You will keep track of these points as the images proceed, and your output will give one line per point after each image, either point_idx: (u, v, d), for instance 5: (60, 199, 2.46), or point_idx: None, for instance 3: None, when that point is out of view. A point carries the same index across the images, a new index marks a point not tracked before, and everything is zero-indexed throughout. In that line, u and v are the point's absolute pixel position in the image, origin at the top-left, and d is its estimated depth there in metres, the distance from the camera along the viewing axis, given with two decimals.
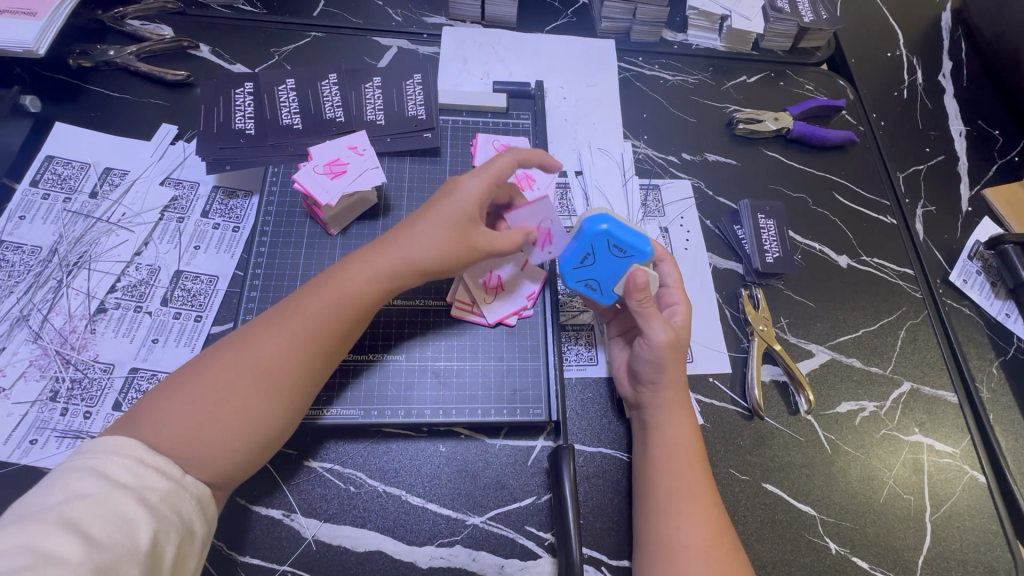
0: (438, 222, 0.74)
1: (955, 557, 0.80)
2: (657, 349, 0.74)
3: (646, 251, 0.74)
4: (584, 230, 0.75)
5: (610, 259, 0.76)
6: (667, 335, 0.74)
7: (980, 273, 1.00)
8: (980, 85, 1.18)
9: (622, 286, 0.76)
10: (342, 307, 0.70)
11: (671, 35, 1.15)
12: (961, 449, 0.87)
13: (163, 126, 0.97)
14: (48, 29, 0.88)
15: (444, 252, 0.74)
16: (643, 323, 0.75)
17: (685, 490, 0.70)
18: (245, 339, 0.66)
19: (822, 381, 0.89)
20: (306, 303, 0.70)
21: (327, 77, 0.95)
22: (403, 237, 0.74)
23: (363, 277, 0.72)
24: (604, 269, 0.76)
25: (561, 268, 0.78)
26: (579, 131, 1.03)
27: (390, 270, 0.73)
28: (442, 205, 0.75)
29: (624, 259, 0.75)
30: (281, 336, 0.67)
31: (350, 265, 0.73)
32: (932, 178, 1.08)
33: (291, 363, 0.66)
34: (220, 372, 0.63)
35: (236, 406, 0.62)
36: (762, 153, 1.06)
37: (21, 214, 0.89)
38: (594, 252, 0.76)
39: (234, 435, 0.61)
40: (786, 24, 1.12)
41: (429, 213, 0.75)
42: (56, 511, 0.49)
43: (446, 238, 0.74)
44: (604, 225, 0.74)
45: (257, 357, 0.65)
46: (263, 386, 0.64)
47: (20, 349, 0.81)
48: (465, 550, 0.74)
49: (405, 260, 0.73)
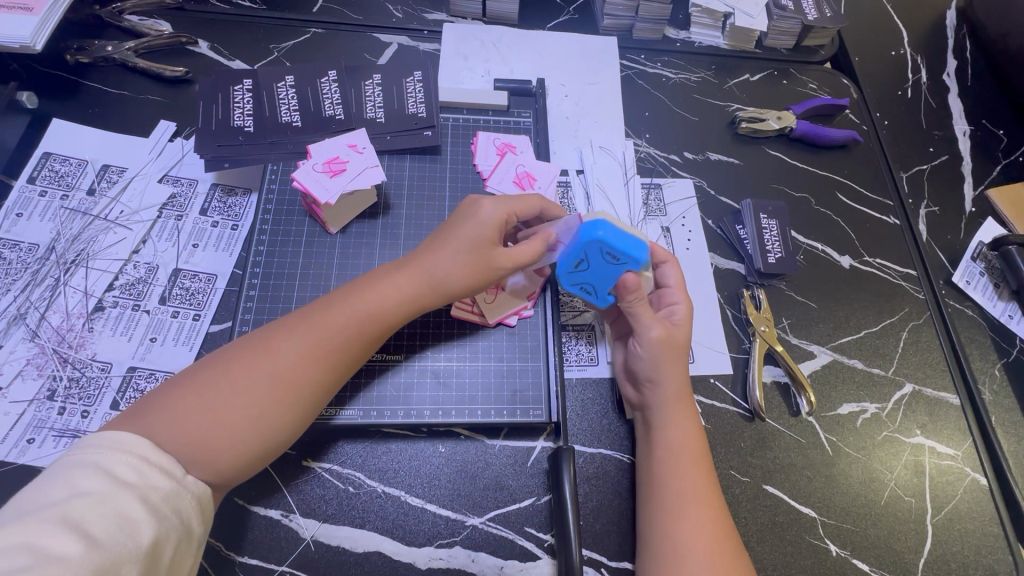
0: (459, 244, 0.74)
1: (955, 560, 0.80)
2: (651, 347, 0.75)
3: (640, 259, 0.71)
4: (579, 236, 0.71)
5: (604, 264, 0.73)
6: (660, 332, 0.75)
7: (983, 274, 0.99)
8: (984, 85, 1.17)
9: (618, 290, 0.75)
10: (361, 323, 0.70)
11: (674, 32, 1.14)
12: (963, 451, 0.86)
13: (161, 122, 0.96)
14: (44, 24, 0.88)
15: (469, 277, 0.73)
16: (635, 322, 0.76)
17: (688, 490, 0.69)
18: (266, 343, 0.66)
19: (824, 382, 0.88)
20: (327, 310, 0.69)
21: (326, 74, 0.94)
22: (426, 256, 0.74)
23: (386, 297, 0.72)
24: (599, 273, 0.74)
25: (557, 269, 0.76)
26: (580, 129, 1.03)
27: (412, 289, 0.73)
28: (462, 228, 0.75)
29: (619, 265, 0.72)
30: (302, 344, 0.66)
31: (374, 280, 0.73)
32: (936, 178, 1.08)
33: (308, 374, 0.65)
34: (236, 375, 0.63)
35: (246, 412, 0.61)
36: (764, 153, 1.05)
37: (19, 211, 0.88)
38: (587, 258, 0.73)
39: (239, 441, 0.61)
40: (790, 22, 1.11)
41: (450, 236, 0.75)
42: (58, 508, 0.49)
43: (468, 262, 0.73)
44: (597, 232, 0.71)
45: (275, 363, 0.64)
46: (277, 394, 0.63)
47: (18, 348, 0.81)
48: (464, 550, 0.74)
49: (427, 280, 0.73)
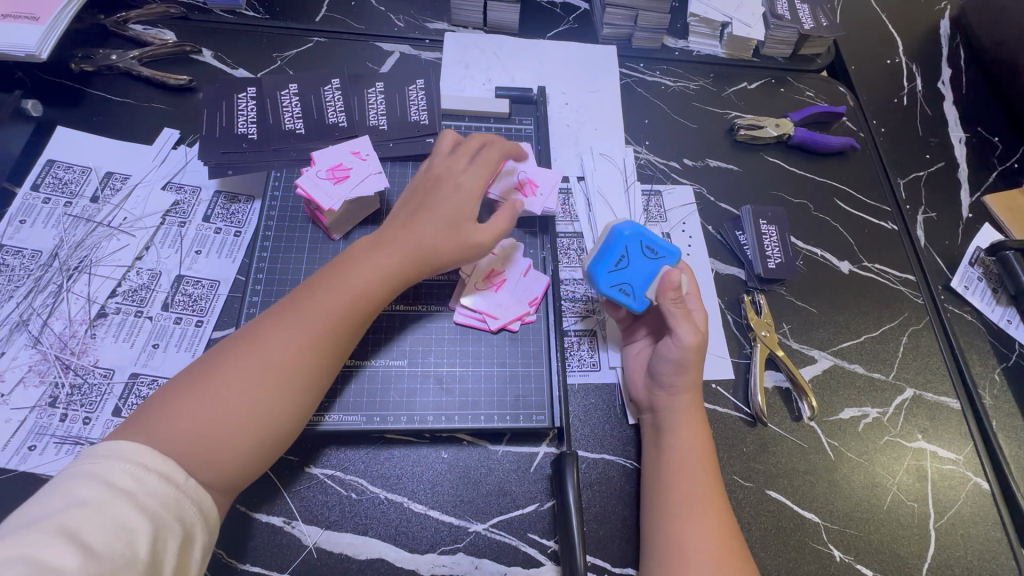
0: (439, 215, 0.76)
1: (959, 565, 0.80)
2: (684, 351, 0.75)
3: (675, 252, 0.80)
4: (615, 233, 0.80)
5: (642, 261, 0.80)
6: (695, 338, 0.75)
7: (981, 279, 1.00)
8: (979, 93, 1.19)
9: (655, 288, 0.78)
10: (351, 306, 0.70)
11: (672, 41, 1.15)
12: (965, 456, 0.87)
13: (166, 130, 0.96)
14: (50, 33, 0.88)
15: (451, 246, 0.76)
16: (672, 323, 0.76)
17: (689, 494, 0.69)
18: (257, 335, 0.66)
19: (826, 387, 0.88)
20: (317, 298, 0.70)
21: (329, 82, 0.95)
22: (407, 230, 0.76)
23: (368, 271, 0.73)
24: (638, 271, 0.79)
25: (596, 272, 0.79)
26: (581, 136, 1.04)
27: (396, 265, 0.74)
28: (440, 201, 0.77)
29: (656, 260, 0.79)
30: (292, 333, 0.66)
31: (357, 261, 0.74)
32: (933, 184, 1.09)
33: (301, 364, 0.66)
34: (231, 368, 0.63)
35: (244, 403, 0.62)
36: (763, 159, 1.06)
37: (21, 218, 0.88)
38: (628, 255, 0.79)
39: (238, 433, 0.61)
40: (786, 31, 1.12)
41: (429, 208, 0.77)
42: (56, 519, 0.49)
43: (450, 232, 0.76)
44: (634, 228, 0.80)
45: (268, 354, 0.65)
46: (272, 385, 0.63)
47: (19, 354, 0.81)
48: (468, 557, 0.74)
49: (411, 253, 0.75)
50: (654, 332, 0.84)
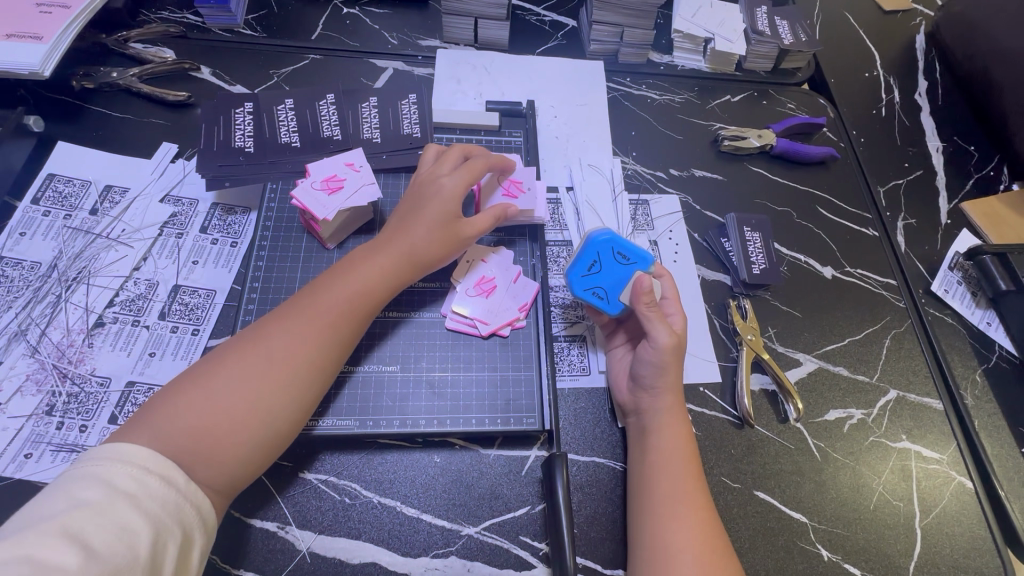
0: (428, 220, 0.79)
1: (945, 563, 0.81)
2: (661, 354, 0.76)
3: (647, 258, 0.83)
4: (591, 240, 0.84)
5: (616, 266, 0.83)
6: (670, 339, 0.77)
7: (961, 283, 1.03)
8: (954, 103, 1.23)
9: (628, 293, 0.81)
10: (348, 309, 0.73)
11: (657, 56, 1.19)
12: (948, 455, 0.88)
13: (164, 144, 0.99)
14: (54, 51, 0.91)
15: (443, 249, 0.80)
16: (648, 326, 0.77)
17: (677, 494, 0.71)
18: (258, 336, 0.69)
19: (811, 390, 0.90)
20: (315, 301, 0.72)
21: (324, 97, 0.98)
22: (401, 236, 0.79)
23: (365, 274, 0.76)
24: (610, 276, 0.83)
25: (570, 276, 0.83)
26: (569, 148, 1.06)
27: (391, 269, 0.77)
28: (430, 206, 0.80)
29: (630, 266, 0.83)
30: (289, 335, 0.69)
31: (354, 265, 0.77)
32: (912, 191, 1.12)
33: (297, 364, 0.68)
34: (230, 368, 0.65)
35: (242, 402, 0.63)
36: (747, 169, 1.09)
37: (21, 231, 0.90)
38: (600, 260, 0.83)
39: (236, 432, 0.62)
40: (767, 46, 1.16)
41: (419, 213, 0.80)
42: (57, 519, 0.50)
43: (440, 236, 0.80)
44: (607, 235, 0.84)
45: (267, 354, 0.67)
46: (269, 386, 0.65)
47: (18, 363, 0.82)
48: (460, 560, 0.75)
49: (405, 257, 0.78)
50: (637, 336, 0.86)
